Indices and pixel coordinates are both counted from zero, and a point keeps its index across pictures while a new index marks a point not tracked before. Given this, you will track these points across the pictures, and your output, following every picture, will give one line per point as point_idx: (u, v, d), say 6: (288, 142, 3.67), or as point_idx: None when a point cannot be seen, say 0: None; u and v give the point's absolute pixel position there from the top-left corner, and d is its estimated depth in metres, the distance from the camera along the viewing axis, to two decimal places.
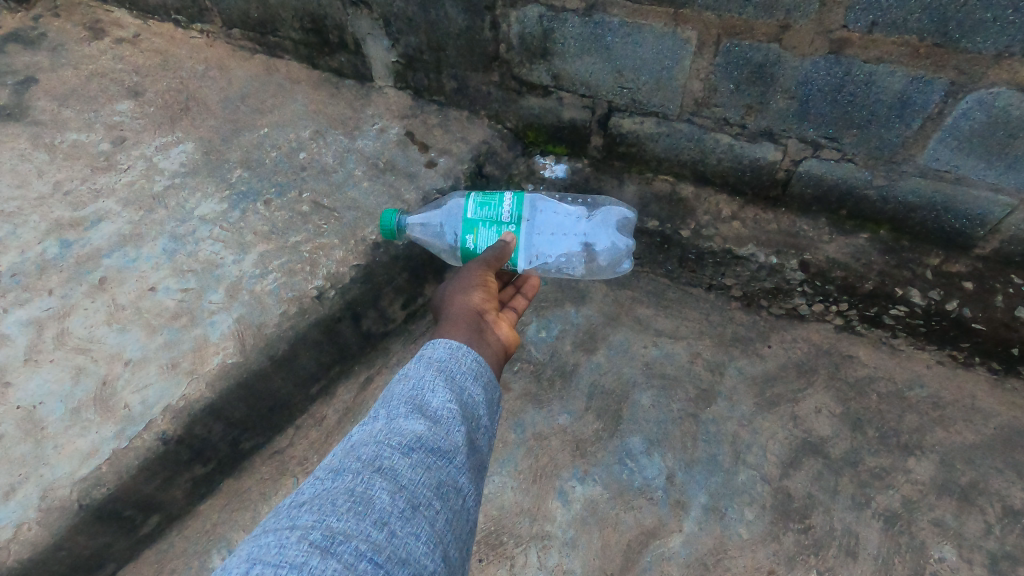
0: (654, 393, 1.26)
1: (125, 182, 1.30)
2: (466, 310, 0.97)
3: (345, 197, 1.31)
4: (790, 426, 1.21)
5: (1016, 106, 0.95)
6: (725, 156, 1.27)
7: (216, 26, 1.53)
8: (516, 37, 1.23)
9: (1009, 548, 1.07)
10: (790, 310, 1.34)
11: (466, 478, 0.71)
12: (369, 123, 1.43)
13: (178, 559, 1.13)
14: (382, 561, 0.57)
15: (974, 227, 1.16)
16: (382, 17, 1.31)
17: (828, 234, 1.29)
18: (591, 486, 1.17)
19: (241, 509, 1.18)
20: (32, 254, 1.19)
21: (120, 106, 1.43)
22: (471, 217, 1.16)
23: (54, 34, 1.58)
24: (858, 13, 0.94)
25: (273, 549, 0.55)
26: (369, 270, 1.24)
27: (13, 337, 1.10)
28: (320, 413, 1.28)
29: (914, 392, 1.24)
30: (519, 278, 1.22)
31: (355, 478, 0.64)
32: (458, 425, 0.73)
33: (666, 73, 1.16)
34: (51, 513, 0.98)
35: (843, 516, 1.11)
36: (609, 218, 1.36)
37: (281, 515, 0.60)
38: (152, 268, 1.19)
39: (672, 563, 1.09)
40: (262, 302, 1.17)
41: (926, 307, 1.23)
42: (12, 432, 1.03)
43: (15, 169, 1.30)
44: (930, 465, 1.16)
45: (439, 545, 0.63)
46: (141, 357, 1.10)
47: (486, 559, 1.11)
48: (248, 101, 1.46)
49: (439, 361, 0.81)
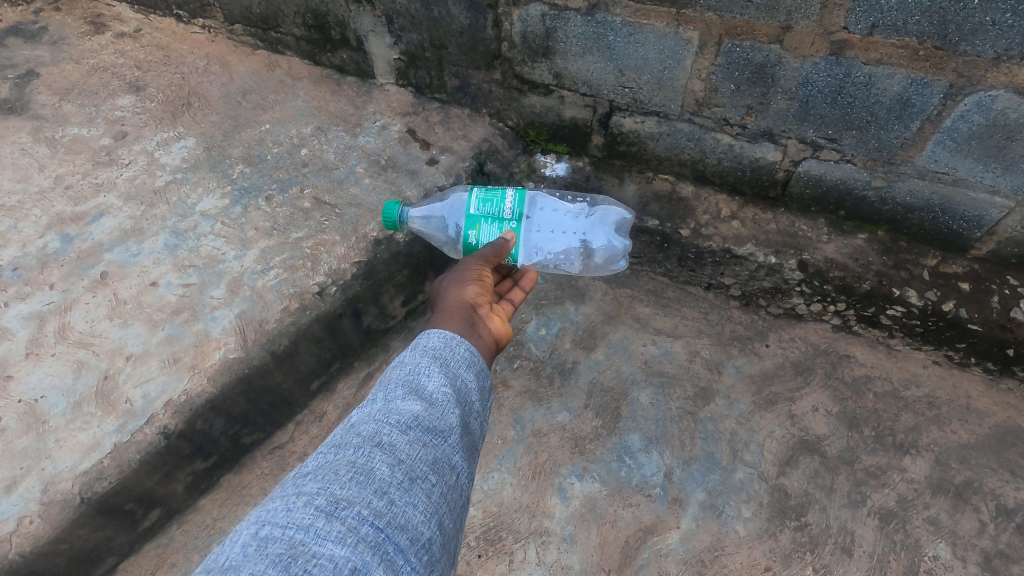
0: (653, 391, 1.27)
1: (126, 176, 1.30)
2: (461, 303, 0.98)
3: (347, 193, 1.31)
4: (788, 424, 1.22)
5: (1014, 109, 0.96)
6: (725, 156, 1.28)
7: (218, 21, 1.53)
8: (518, 35, 1.23)
9: (1002, 546, 1.08)
10: (788, 309, 1.35)
11: (460, 457, 0.71)
12: (370, 120, 1.43)
13: (178, 553, 1.14)
14: (383, 525, 0.58)
15: (971, 228, 1.17)
16: (385, 14, 1.32)
17: (826, 234, 1.30)
18: (590, 482, 1.18)
19: (241, 504, 1.19)
20: (33, 248, 1.19)
21: (120, 101, 1.43)
22: (474, 213, 1.17)
23: (54, 28, 1.58)
24: (859, 15, 0.94)
25: (280, 512, 0.56)
26: (370, 266, 1.24)
27: (14, 332, 1.10)
28: (321, 409, 1.28)
29: (910, 391, 1.25)
30: (518, 271, 1.21)
31: (356, 451, 0.64)
32: (453, 407, 0.74)
33: (667, 73, 1.17)
34: (53, 506, 0.98)
35: (839, 514, 1.12)
36: (607, 217, 1.36)
37: (286, 484, 0.61)
38: (153, 264, 1.19)
39: (669, 561, 1.10)
40: (263, 298, 1.17)
41: (924, 308, 1.23)
42: (13, 426, 1.03)
43: (16, 164, 1.30)
44: (926, 464, 1.17)
45: (435, 514, 0.64)
46: (142, 352, 1.10)
47: (486, 555, 1.12)
48: (249, 97, 1.46)
49: (434, 350, 0.81)
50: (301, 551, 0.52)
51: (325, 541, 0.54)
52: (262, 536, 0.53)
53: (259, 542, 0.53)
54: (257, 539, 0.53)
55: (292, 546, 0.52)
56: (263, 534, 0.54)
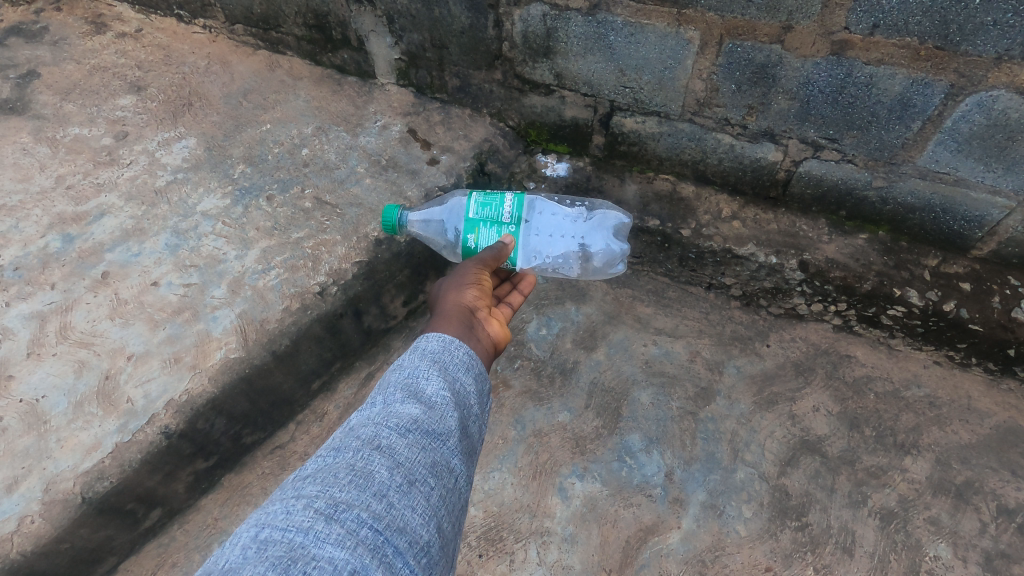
0: (654, 391, 1.27)
1: (128, 176, 1.31)
2: (461, 306, 0.97)
3: (347, 193, 1.31)
4: (788, 425, 1.22)
5: (1015, 109, 0.96)
6: (726, 156, 1.28)
7: (218, 21, 1.54)
8: (519, 35, 1.23)
9: (1003, 546, 1.08)
10: (789, 309, 1.35)
11: (459, 460, 0.71)
12: (371, 120, 1.43)
13: (179, 553, 1.14)
14: (382, 528, 0.58)
15: (972, 228, 1.17)
16: (386, 14, 1.32)
17: (827, 233, 1.30)
18: (591, 482, 1.18)
19: (242, 504, 1.19)
20: (34, 248, 1.19)
21: (122, 100, 1.43)
22: (473, 217, 1.16)
23: (55, 28, 1.58)
24: (860, 15, 0.94)
25: (280, 515, 0.56)
26: (371, 267, 1.24)
27: (16, 331, 1.10)
28: (321, 409, 1.28)
29: (911, 391, 1.25)
30: (518, 276, 1.22)
31: (355, 455, 0.64)
32: (452, 411, 0.74)
33: (668, 73, 1.17)
34: (54, 505, 0.99)
35: (840, 514, 1.12)
36: (605, 221, 1.35)
37: (286, 486, 0.61)
38: (154, 263, 1.19)
39: (670, 561, 1.10)
40: (264, 298, 1.17)
41: (924, 308, 1.23)
42: (15, 425, 1.03)
43: (17, 163, 1.30)
44: (926, 464, 1.17)
45: (434, 517, 0.64)
46: (144, 352, 1.10)
47: (486, 554, 1.12)
48: (250, 97, 1.46)
49: (433, 353, 0.81)
50: (301, 554, 0.52)
51: (324, 544, 0.54)
52: (261, 539, 0.53)
53: (259, 544, 0.53)
54: (258, 541, 0.53)
55: (292, 548, 0.53)
56: (263, 537, 0.54)
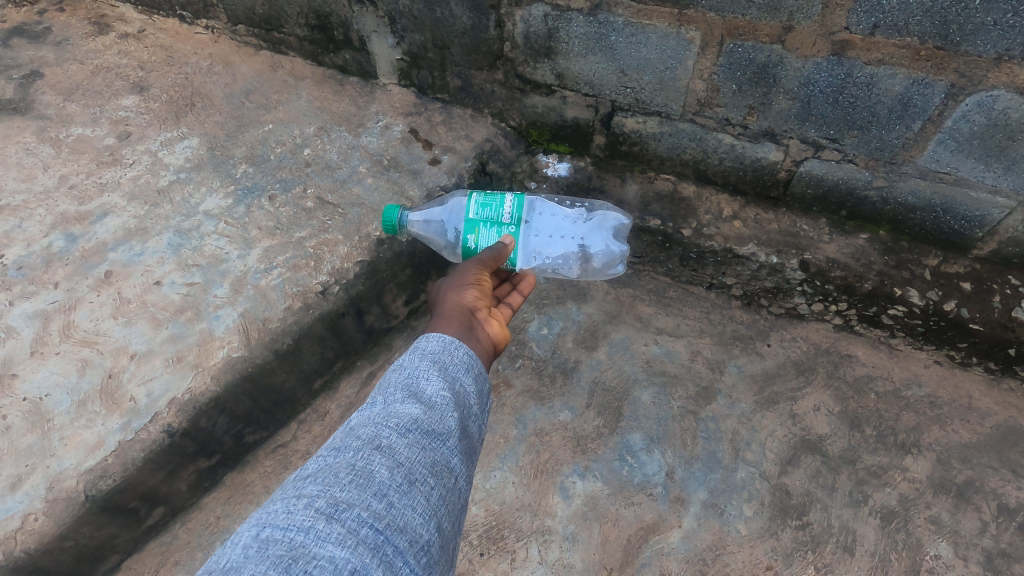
0: (654, 391, 1.27)
1: (130, 176, 1.31)
2: (461, 306, 0.98)
3: (349, 193, 1.32)
4: (789, 424, 1.22)
5: (1015, 109, 0.96)
6: (726, 156, 1.28)
7: (221, 22, 1.54)
8: (520, 36, 1.23)
9: (1004, 545, 1.08)
10: (789, 309, 1.35)
11: (459, 460, 0.71)
12: (373, 121, 1.44)
13: (181, 552, 1.14)
14: (382, 528, 0.58)
15: (973, 228, 1.17)
16: (388, 15, 1.32)
17: (828, 233, 1.30)
18: (591, 481, 1.18)
19: (244, 502, 1.19)
20: (38, 247, 1.20)
21: (125, 101, 1.44)
22: (473, 217, 1.16)
23: (59, 28, 1.58)
24: (861, 15, 0.94)
25: (281, 514, 0.57)
26: (373, 266, 1.25)
27: (20, 330, 1.10)
28: (323, 408, 1.29)
29: (912, 391, 1.26)
30: (517, 276, 1.23)
31: (356, 454, 0.65)
32: (451, 411, 0.74)
33: (669, 74, 1.17)
34: (57, 504, 0.99)
35: (840, 513, 1.13)
36: (605, 222, 1.36)
37: (286, 486, 0.61)
38: (158, 263, 1.20)
39: (671, 559, 1.10)
40: (267, 297, 1.18)
41: (925, 307, 1.24)
42: (19, 423, 1.03)
43: (20, 163, 1.31)
44: (927, 463, 1.17)
45: (434, 517, 0.64)
46: (147, 351, 1.11)
47: (487, 553, 1.12)
48: (253, 97, 1.47)
49: (433, 353, 0.82)
50: (302, 553, 0.53)
51: (325, 543, 0.54)
52: (262, 538, 0.54)
53: (260, 543, 0.53)
54: (258, 540, 0.53)
55: (292, 547, 0.53)
56: (264, 536, 0.54)
